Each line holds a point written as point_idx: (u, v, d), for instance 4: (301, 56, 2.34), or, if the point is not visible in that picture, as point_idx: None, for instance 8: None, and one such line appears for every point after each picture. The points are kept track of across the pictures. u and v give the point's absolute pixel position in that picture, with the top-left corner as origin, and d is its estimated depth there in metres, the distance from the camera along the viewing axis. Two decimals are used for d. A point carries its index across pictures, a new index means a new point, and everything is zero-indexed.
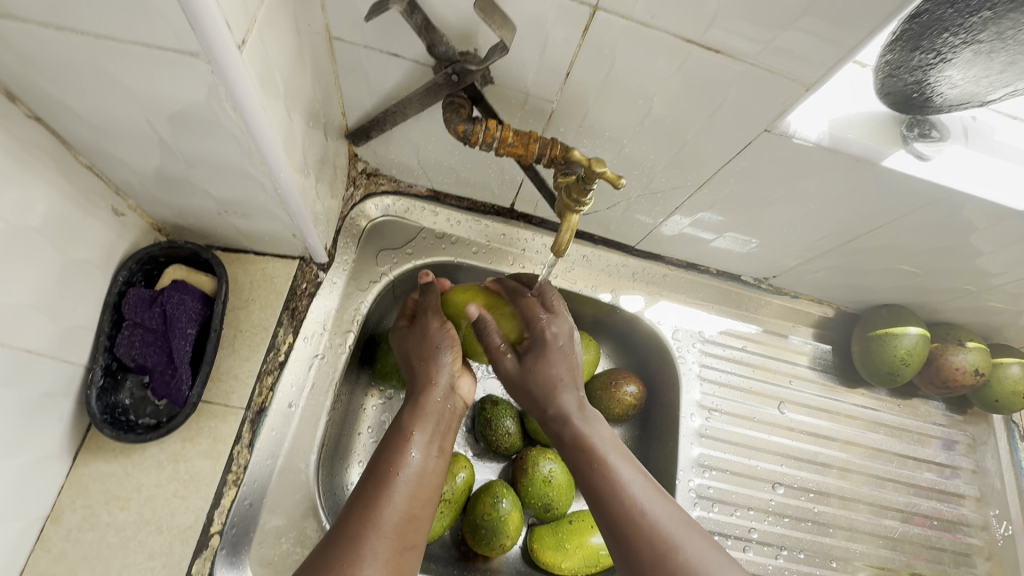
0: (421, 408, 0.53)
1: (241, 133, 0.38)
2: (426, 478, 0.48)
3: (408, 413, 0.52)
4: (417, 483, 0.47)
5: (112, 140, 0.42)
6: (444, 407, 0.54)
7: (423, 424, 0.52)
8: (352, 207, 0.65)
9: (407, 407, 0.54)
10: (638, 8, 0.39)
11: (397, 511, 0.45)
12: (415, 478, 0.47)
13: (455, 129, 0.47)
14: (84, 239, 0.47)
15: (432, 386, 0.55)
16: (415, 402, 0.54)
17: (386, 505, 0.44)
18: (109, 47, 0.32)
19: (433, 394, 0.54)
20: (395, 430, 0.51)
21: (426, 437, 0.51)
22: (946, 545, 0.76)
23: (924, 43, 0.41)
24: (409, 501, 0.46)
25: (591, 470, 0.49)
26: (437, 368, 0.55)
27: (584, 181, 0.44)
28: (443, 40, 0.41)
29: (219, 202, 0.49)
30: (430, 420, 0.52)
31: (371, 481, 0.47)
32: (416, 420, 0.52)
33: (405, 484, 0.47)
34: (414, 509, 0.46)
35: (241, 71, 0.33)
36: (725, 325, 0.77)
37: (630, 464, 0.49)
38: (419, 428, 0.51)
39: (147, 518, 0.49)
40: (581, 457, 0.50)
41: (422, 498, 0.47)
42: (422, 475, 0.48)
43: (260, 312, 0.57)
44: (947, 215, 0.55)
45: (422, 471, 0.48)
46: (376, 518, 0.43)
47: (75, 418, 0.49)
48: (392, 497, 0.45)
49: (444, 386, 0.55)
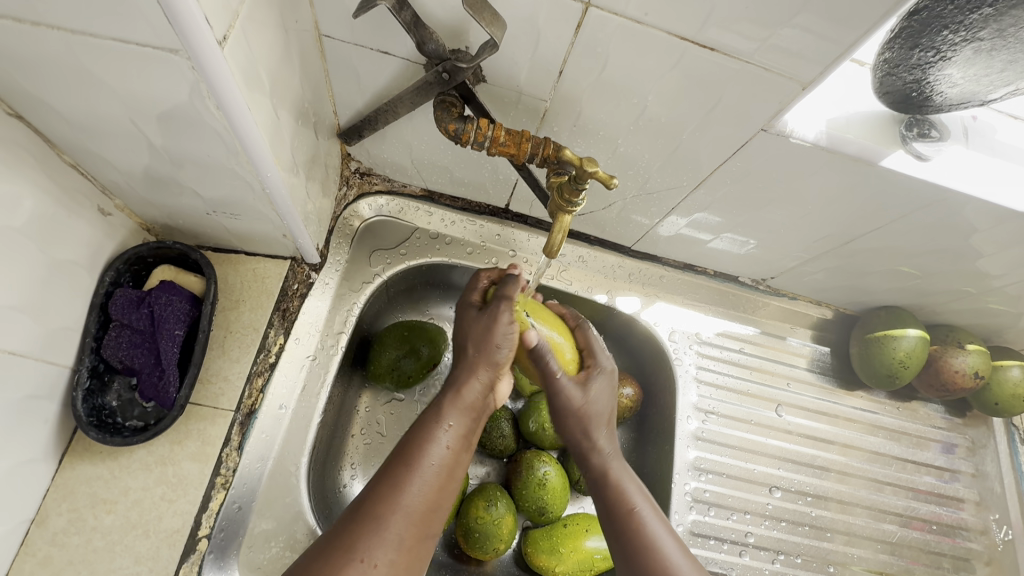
0: (458, 396, 0.50)
1: (225, 131, 0.38)
2: (454, 467, 0.46)
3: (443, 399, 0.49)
4: (446, 472, 0.45)
5: (97, 139, 0.41)
6: (481, 401, 0.51)
7: (458, 413, 0.48)
8: (344, 207, 0.65)
9: (444, 392, 0.51)
10: (631, 5, 0.39)
11: (423, 496, 0.43)
12: (445, 464, 0.45)
13: (446, 128, 0.46)
14: (70, 238, 0.46)
15: (473, 376, 0.51)
16: (454, 391, 0.50)
17: (411, 488, 0.42)
18: (89, 44, 0.32)
19: (471, 384, 0.51)
20: (427, 415, 0.48)
21: (459, 426, 0.48)
22: (945, 549, 0.76)
23: (924, 40, 0.40)
24: (435, 489, 0.44)
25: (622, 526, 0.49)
26: (483, 358, 0.51)
27: (576, 180, 0.43)
28: (433, 37, 0.40)
29: (208, 202, 0.48)
30: (466, 412, 0.49)
31: (398, 460, 0.44)
32: (451, 408, 0.48)
33: (433, 467, 0.44)
34: (439, 496, 0.44)
35: (224, 69, 0.33)
36: (722, 327, 0.76)
37: (662, 523, 0.49)
38: (453, 416, 0.48)
39: (134, 522, 0.49)
40: (614, 504, 0.50)
41: (447, 491, 0.45)
42: (450, 462, 0.46)
43: (250, 313, 0.57)
44: (946, 216, 0.54)
45: (450, 459, 0.46)
46: (402, 498, 0.42)
47: (61, 421, 0.48)
48: (420, 481, 0.43)
49: (485, 378, 0.51)
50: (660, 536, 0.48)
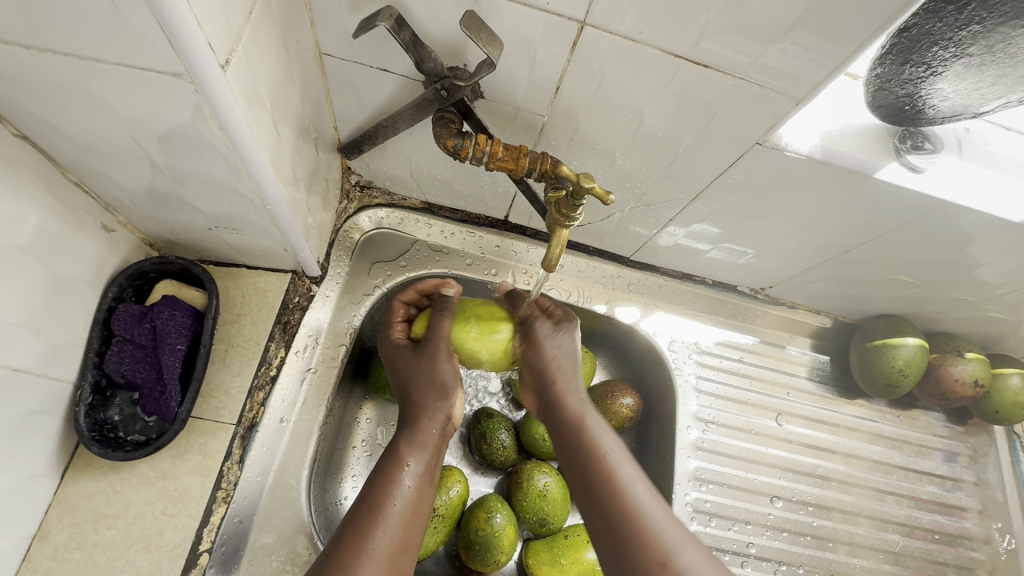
0: (416, 436, 0.52)
1: (227, 150, 0.38)
2: (419, 504, 0.48)
3: (402, 441, 0.51)
4: (412, 511, 0.47)
5: (103, 159, 0.42)
6: (439, 434, 0.53)
7: (417, 451, 0.51)
8: (345, 219, 0.65)
9: (402, 432, 0.52)
10: (626, 23, 0.39)
11: (390, 539, 0.45)
12: (408, 504, 0.47)
13: (444, 144, 0.47)
14: (72, 255, 0.46)
15: (426, 414, 0.53)
16: (410, 429, 0.52)
17: (378, 533, 0.44)
18: (93, 68, 0.32)
19: (428, 421, 0.53)
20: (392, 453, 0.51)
21: (420, 465, 0.50)
22: (948, 559, 0.75)
23: (914, 56, 0.40)
24: (401, 529, 0.46)
25: (599, 485, 0.47)
26: (432, 395, 0.53)
27: (574, 196, 0.44)
28: (431, 56, 0.41)
29: (210, 218, 0.49)
30: (424, 448, 0.51)
31: (364, 508, 0.46)
32: (410, 448, 0.51)
33: (396, 511, 0.46)
34: (406, 536, 0.46)
35: (225, 91, 0.33)
36: (722, 336, 0.76)
37: (631, 467, 0.49)
38: (414, 456, 0.50)
39: (135, 536, 0.49)
40: (582, 452, 0.49)
41: (414, 528, 0.47)
42: (414, 500, 0.48)
43: (252, 325, 0.57)
44: (943, 226, 0.54)
45: (415, 499, 0.48)
46: (369, 547, 0.43)
47: (63, 436, 0.48)
48: (385, 525, 0.45)
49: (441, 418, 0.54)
50: (632, 481, 0.47)
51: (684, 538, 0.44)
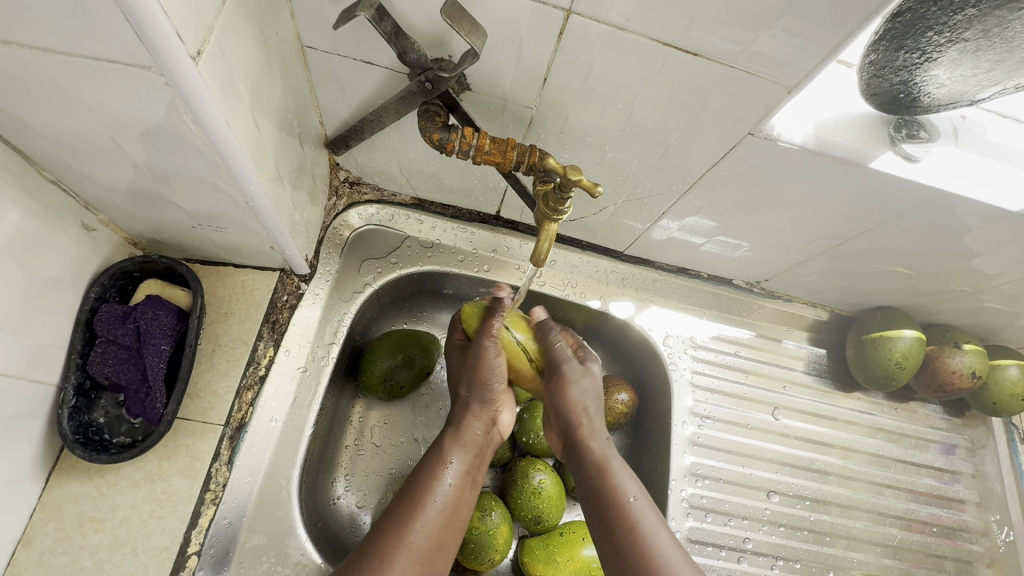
0: (459, 435, 0.53)
1: (206, 147, 0.37)
2: (459, 503, 0.49)
3: (446, 441, 0.52)
4: (452, 510, 0.48)
5: (79, 157, 0.41)
6: (482, 438, 0.54)
7: (461, 451, 0.52)
8: (334, 216, 0.64)
9: (446, 433, 0.54)
10: (613, 11, 0.38)
11: (429, 535, 0.45)
12: (449, 501, 0.48)
13: (429, 138, 0.46)
14: (52, 255, 0.45)
15: (471, 414, 0.54)
16: (455, 430, 0.53)
17: (417, 525, 0.45)
18: (61, 62, 0.31)
19: (471, 423, 0.54)
20: (436, 451, 0.52)
21: (463, 465, 0.51)
22: (946, 552, 0.75)
23: (908, 42, 0.39)
24: (440, 526, 0.46)
25: (614, 527, 0.47)
26: (478, 396, 0.55)
27: (561, 189, 0.43)
28: (414, 47, 0.40)
29: (193, 216, 0.48)
30: (467, 449, 0.52)
31: (403, 502, 0.47)
32: (454, 446, 0.52)
33: (437, 506, 0.47)
34: (444, 533, 0.46)
35: (199, 85, 0.32)
36: (717, 330, 0.76)
37: (647, 507, 0.48)
38: (457, 455, 0.51)
39: (122, 540, 0.48)
40: (599, 488, 0.50)
41: (453, 526, 0.47)
42: (455, 499, 0.48)
43: (239, 325, 0.56)
44: (939, 216, 0.53)
45: (455, 499, 0.48)
46: (407, 537, 0.44)
47: (47, 439, 0.48)
48: (425, 519, 0.46)
49: (485, 418, 0.55)
50: (648, 522, 0.47)
51: None
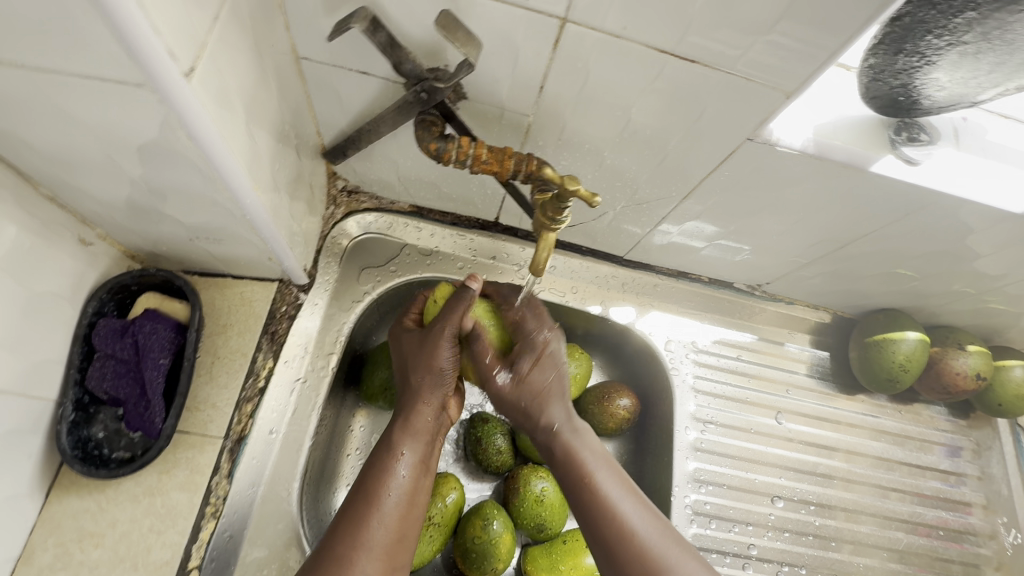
0: (410, 424, 0.51)
1: (200, 161, 0.37)
2: (415, 493, 0.48)
3: (396, 430, 0.51)
4: (407, 502, 0.47)
5: (75, 173, 0.41)
6: (434, 422, 0.53)
7: (412, 442, 0.50)
8: (332, 226, 0.64)
9: (395, 421, 0.52)
10: (608, 19, 0.38)
11: (387, 531, 0.45)
12: (404, 494, 0.47)
13: (426, 148, 0.45)
14: (48, 270, 0.45)
15: (422, 402, 0.52)
16: (404, 418, 0.51)
17: (373, 524, 0.45)
18: (51, 79, 0.31)
19: (423, 410, 0.52)
20: (387, 441, 0.50)
21: (415, 454, 0.50)
22: (953, 555, 0.74)
23: (908, 46, 0.39)
24: (398, 520, 0.46)
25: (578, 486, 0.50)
26: (429, 381, 0.52)
27: (559, 200, 0.43)
28: (409, 57, 0.40)
29: (190, 228, 0.48)
30: (420, 437, 0.51)
31: (359, 499, 0.46)
32: (404, 437, 0.50)
33: (393, 501, 0.47)
34: (403, 527, 0.46)
35: (191, 100, 0.32)
36: (719, 335, 0.75)
37: (620, 487, 0.50)
38: (409, 446, 0.50)
39: (122, 555, 0.48)
40: (563, 453, 0.52)
41: (410, 517, 0.47)
42: (410, 491, 0.48)
43: (238, 337, 0.56)
44: (942, 218, 0.53)
45: (410, 490, 0.48)
46: (367, 538, 0.44)
47: (46, 455, 0.47)
48: (382, 516, 0.46)
49: (436, 404, 0.53)
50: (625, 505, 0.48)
51: (663, 535, 0.47)
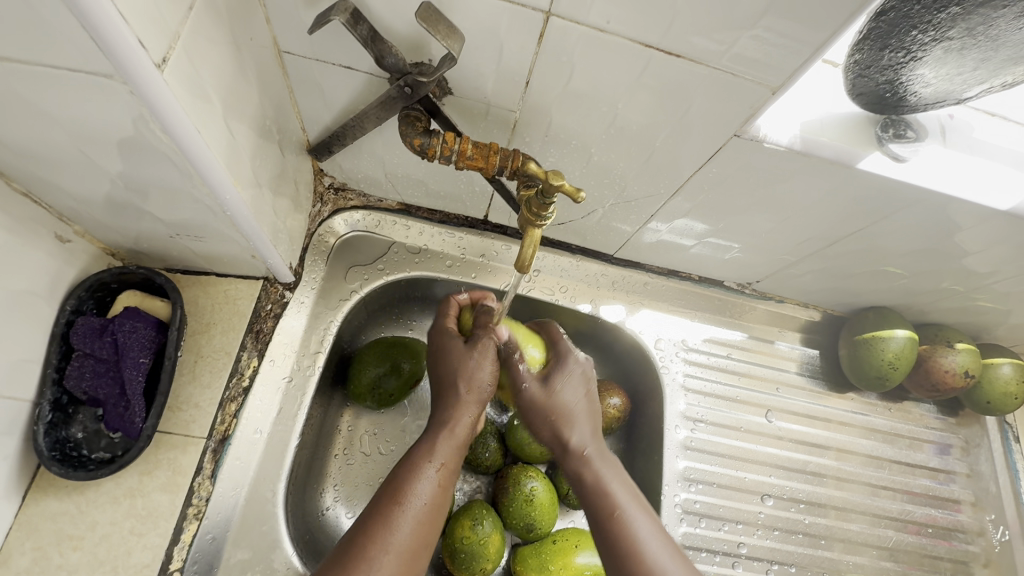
0: (448, 430, 0.51)
1: (175, 155, 0.36)
2: (441, 498, 0.47)
3: (432, 434, 0.50)
4: (435, 507, 0.46)
5: (50, 168, 0.40)
6: (469, 432, 0.52)
7: (449, 447, 0.50)
8: (319, 223, 0.63)
9: (433, 425, 0.51)
10: (592, 13, 0.38)
11: (413, 533, 0.44)
12: (434, 498, 0.46)
13: (411, 143, 0.45)
14: (25, 267, 0.44)
15: (461, 410, 0.52)
16: (441, 424, 0.51)
17: (401, 525, 0.44)
18: (19, 70, 0.31)
19: (462, 418, 0.52)
20: (421, 444, 0.50)
21: (449, 461, 0.49)
22: (942, 553, 0.74)
23: (892, 41, 0.39)
24: (424, 524, 0.45)
25: (601, 517, 0.48)
26: (471, 391, 0.52)
27: (544, 194, 0.42)
28: (391, 51, 0.39)
29: (170, 225, 0.47)
30: (455, 445, 0.50)
31: (387, 499, 0.45)
32: (440, 442, 0.50)
33: (422, 504, 0.45)
34: (428, 532, 0.45)
35: (164, 92, 0.32)
36: (710, 333, 0.75)
37: (646, 519, 0.48)
38: (444, 451, 0.49)
39: (101, 558, 0.47)
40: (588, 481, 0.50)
41: (434, 523, 0.46)
42: (439, 496, 0.47)
43: (222, 336, 0.55)
44: (929, 215, 0.53)
45: (439, 494, 0.47)
46: (393, 537, 0.43)
47: (22, 456, 0.47)
48: (409, 518, 0.44)
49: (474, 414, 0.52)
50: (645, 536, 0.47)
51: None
